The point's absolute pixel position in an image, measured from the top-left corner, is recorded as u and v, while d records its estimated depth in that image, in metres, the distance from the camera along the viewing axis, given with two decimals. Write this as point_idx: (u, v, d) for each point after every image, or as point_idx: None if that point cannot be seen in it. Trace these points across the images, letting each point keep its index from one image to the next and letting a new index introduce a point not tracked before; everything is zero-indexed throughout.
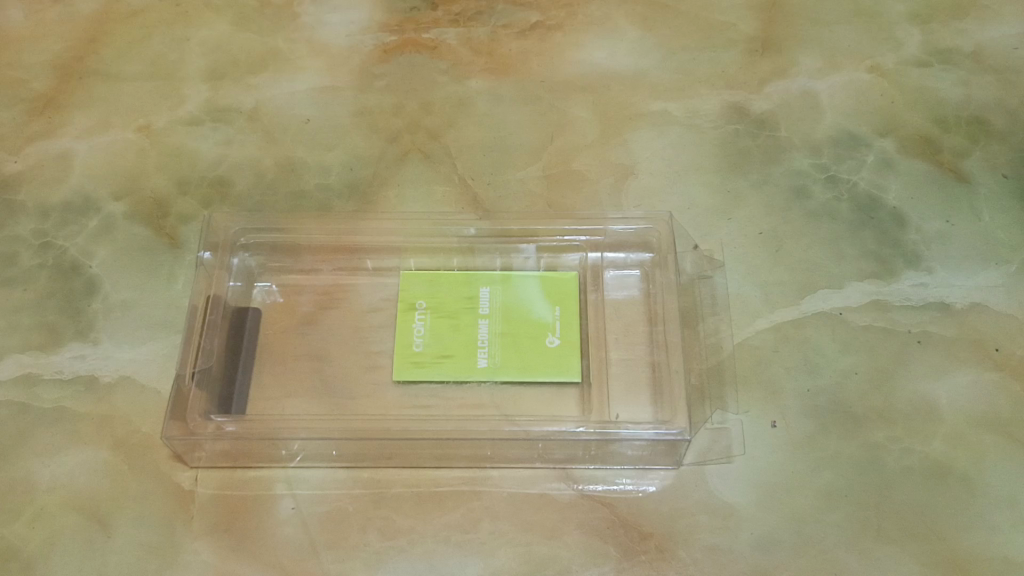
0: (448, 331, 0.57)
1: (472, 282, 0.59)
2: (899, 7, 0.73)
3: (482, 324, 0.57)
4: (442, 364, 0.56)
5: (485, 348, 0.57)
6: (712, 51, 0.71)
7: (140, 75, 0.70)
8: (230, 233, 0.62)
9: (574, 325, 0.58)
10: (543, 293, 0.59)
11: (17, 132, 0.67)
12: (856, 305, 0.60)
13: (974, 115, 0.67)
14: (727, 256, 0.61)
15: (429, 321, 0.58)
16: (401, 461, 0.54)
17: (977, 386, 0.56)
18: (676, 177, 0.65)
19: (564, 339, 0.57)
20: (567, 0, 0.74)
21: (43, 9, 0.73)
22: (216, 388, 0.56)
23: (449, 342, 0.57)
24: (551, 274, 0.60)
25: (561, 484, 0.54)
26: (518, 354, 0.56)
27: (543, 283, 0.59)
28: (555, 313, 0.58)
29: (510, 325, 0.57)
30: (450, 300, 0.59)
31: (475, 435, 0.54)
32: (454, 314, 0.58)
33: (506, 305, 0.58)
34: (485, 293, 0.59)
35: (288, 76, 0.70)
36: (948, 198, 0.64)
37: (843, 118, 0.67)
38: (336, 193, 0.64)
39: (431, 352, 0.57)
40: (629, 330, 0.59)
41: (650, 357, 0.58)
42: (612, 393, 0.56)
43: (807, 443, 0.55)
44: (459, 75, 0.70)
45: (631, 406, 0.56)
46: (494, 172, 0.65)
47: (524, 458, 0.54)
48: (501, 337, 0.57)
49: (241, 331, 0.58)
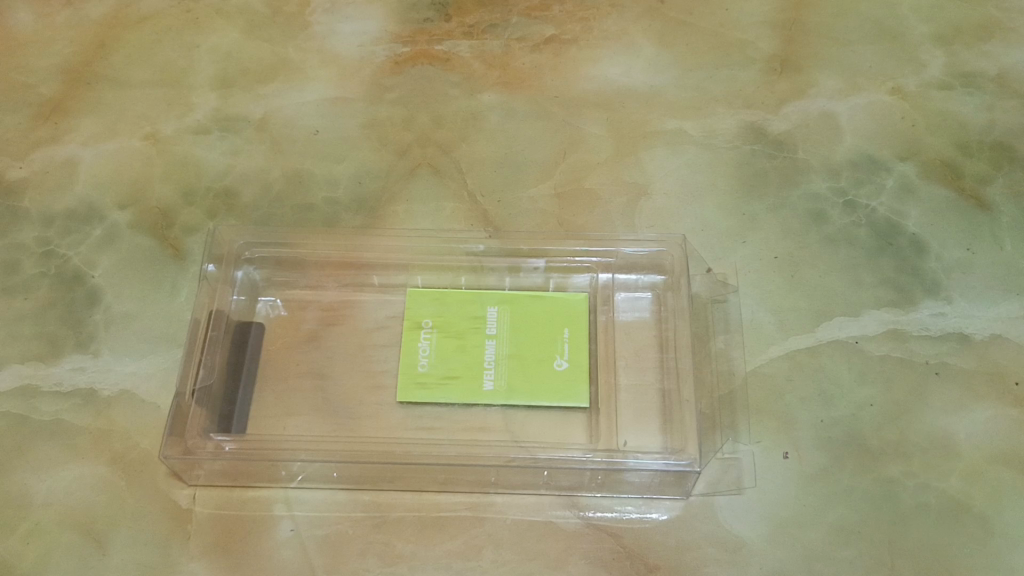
0: (454, 352, 0.56)
1: (481, 301, 0.58)
2: (922, 28, 0.71)
3: (489, 345, 0.56)
4: (447, 386, 0.55)
5: (491, 370, 0.55)
6: (730, 70, 0.69)
7: (148, 81, 0.69)
8: (236, 248, 0.61)
9: (584, 349, 0.56)
10: (552, 315, 0.58)
11: (23, 138, 0.66)
12: (873, 334, 0.58)
13: (997, 140, 0.66)
14: (741, 280, 0.60)
15: (435, 341, 0.57)
16: (404, 485, 0.53)
17: (997, 422, 0.55)
18: (690, 199, 0.63)
19: (572, 363, 0.56)
20: (583, 14, 0.72)
21: (53, 13, 0.72)
22: (216, 406, 0.55)
23: (455, 363, 0.56)
24: (560, 294, 0.59)
25: (567, 511, 0.53)
26: (526, 378, 0.55)
27: (553, 304, 0.58)
28: (564, 336, 0.57)
29: (518, 347, 0.56)
30: (457, 320, 0.57)
31: (479, 461, 0.53)
32: (460, 334, 0.57)
33: (515, 326, 0.57)
34: (493, 313, 0.58)
35: (298, 86, 0.69)
36: (969, 225, 0.62)
37: (863, 140, 0.66)
38: (344, 206, 0.63)
39: (436, 373, 0.55)
40: (639, 354, 0.57)
41: (660, 383, 0.56)
42: (622, 419, 0.55)
43: (820, 476, 0.53)
44: (472, 89, 0.68)
45: (640, 434, 0.54)
46: (505, 188, 0.64)
47: (528, 484, 0.53)
48: (508, 359, 0.56)
49: (243, 348, 0.57)
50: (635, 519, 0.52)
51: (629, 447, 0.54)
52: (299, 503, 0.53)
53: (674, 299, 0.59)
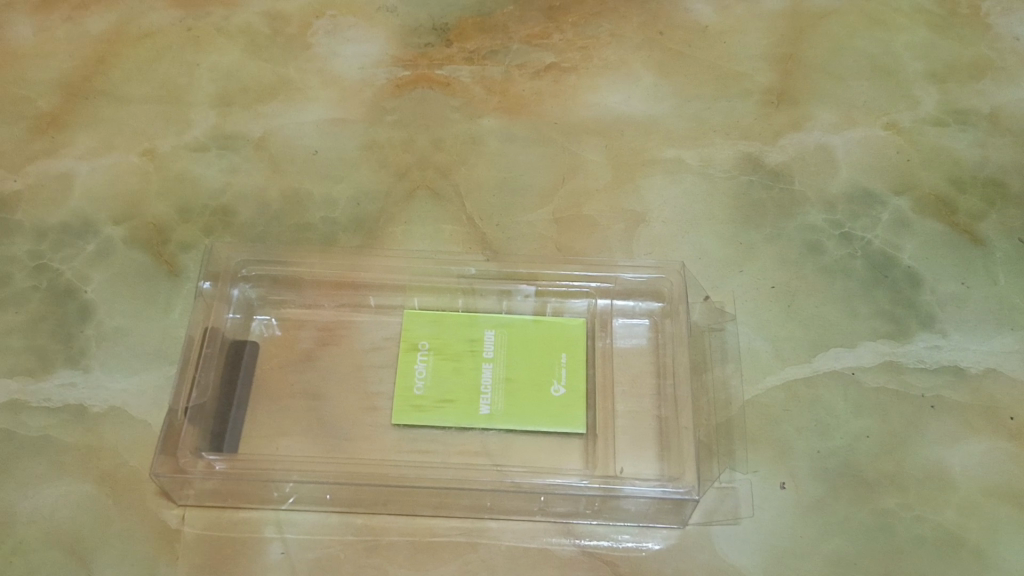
0: (450, 375, 0.56)
1: (477, 324, 0.58)
2: (917, 65, 0.72)
3: (487, 368, 0.56)
4: (444, 407, 0.55)
5: (488, 394, 0.55)
6: (727, 102, 0.70)
7: (147, 97, 0.69)
8: (231, 265, 0.61)
9: (581, 374, 0.56)
10: (550, 339, 0.57)
11: (18, 151, 0.66)
12: (869, 365, 0.58)
13: (990, 177, 0.67)
14: (738, 309, 0.60)
15: (431, 363, 0.56)
16: (397, 508, 0.52)
17: (991, 456, 0.55)
18: (688, 227, 0.64)
19: (569, 388, 0.55)
20: (583, 43, 0.73)
21: (52, 27, 0.72)
22: (208, 424, 0.54)
23: (451, 386, 0.55)
24: (557, 318, 0.59)
25: (562, 538, 0.52)
26: (523, 402, 0.55)
27: (551, 328, 0.58)
28: (561, 360, 0.56)
29: (515, 370, 0.56)
30: (454, 342, 0.57)
31: (475, 485, 0.52)
32: (457, 356, 0.56)
33: (512, 349, 0.57)
34: (491, 336, 0.57)
35: (297, 106, 0.69)
36: (963, 260, 0.63)
37: (859, 174, 0.66)
38: (341, 227, 0.63)
39: (433, 395, 0.55)
40: (636, 381, 0.57)
41: (657, 410, 0.56)
42: (619, 445, 0.55)
43: (816, 507, 0.53)
44: (472, 113, 0.69)
45: (637, 460, 0.54)
46: (504, 213, 0.64)
47: (523, 510, 0.52)
48: (505, 382, 0.55)
49: (236, 365, 0.57)
50: (631, 547, 0.52)
51: (626, 474, 0.53)
52: (291, 526, 0.52)
53: (672, 325, 0.59)
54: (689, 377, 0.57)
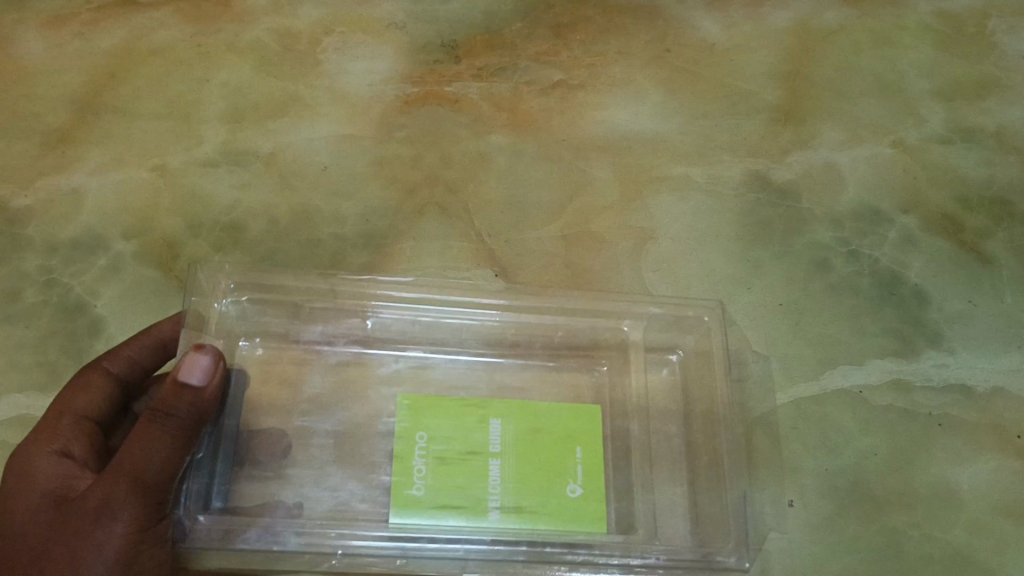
0: (456, 479, 0.52)
1: (484, 407, 0.55)
2: (922, 84, 0.72)
3: (493, 464, 0.53)
4: (453, 474, 0.52)
5: (496, 492, 0.52)
6: (735, 119, 0.70)
7: (158, 113, 0.69)
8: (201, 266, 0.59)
9: (597, 475, 0.54)
10: (569, 430, 0.55)
11: (29, 166, 0.67)
12: (877, 383, 0.59)
13: (997, 195, 0.67)
14: (745, 328, 0.61)
15: (430, 463, 0.53)
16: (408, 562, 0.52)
17: (997, 475, 0.56)
18: (696, 245, 0.64)
19: (586, 489, 0.53)
20: (591, 60, 0.73)
21: (62, 43, 0.73)
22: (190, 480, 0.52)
23: (451, 488, 0.52)
24: (574, 406, 0.56)
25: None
26: (534, 482, 0.53)
27: (569, 416, 0.55)
28: (578, 456, 0.54)
29: (524, 459, 0.53)
30: (458, 440, 0.54)
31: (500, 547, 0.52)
32: (462, 458, 0.53)
33: (519, 440, 0.54)
34: (496, 425, 0.54)
35: (307, 122, 0.69)
36: (970, 279, 0.63)
37: (866, 193, 0.67)
38: (351, 243, 0.64)
39: (431, 499, 0.52)
40: (675, 421, 0.58)
41: (694, 456, 0.57)
42: (659, 516, 0.55)
43: (825, 525, 0.54)
44: (480, 130, 0.69)
45: (682, 520, 0.55)
46: (511, 230, 0.64)
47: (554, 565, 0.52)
48: (512, 478, 0.53)
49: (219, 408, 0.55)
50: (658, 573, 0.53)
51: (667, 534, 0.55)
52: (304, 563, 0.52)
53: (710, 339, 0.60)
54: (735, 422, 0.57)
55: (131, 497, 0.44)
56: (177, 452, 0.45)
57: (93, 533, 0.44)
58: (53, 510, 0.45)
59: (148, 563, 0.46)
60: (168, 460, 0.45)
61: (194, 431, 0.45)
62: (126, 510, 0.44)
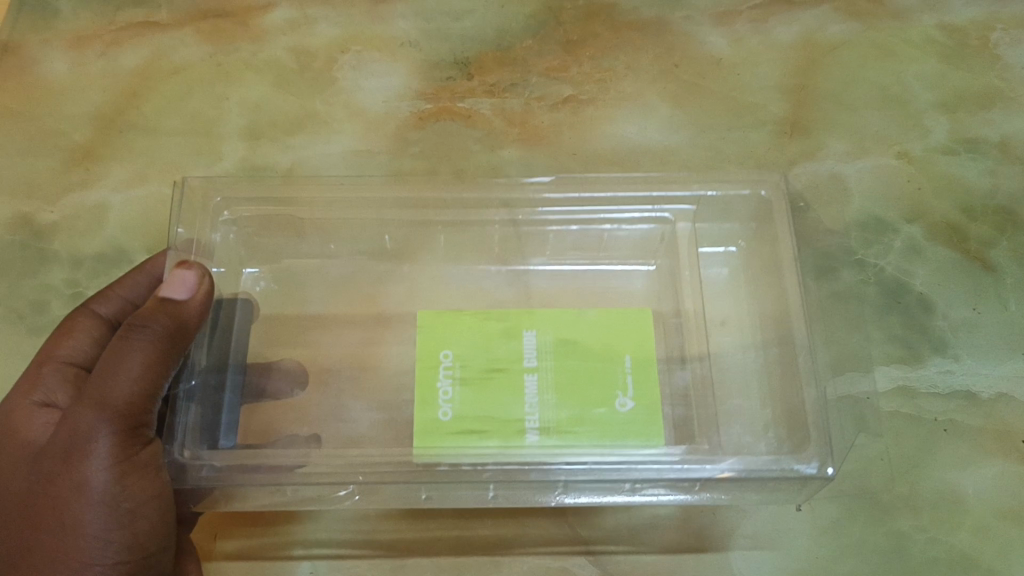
0: (482, 399, 0.57)
1: (512, 324, 0.60)
2: (927, 95, 0.73)
3: (530, 377, 0.57)
4: (480, 417, 0.56)
5: (535, 402, 0.56)
6: (741, 131, 0.71)
7: (178, 130, 0.72)
8: (226, 200, 0.65)
9: (647, 385, 0.57)
10: (619, 334, 0.59)
11: (55, 182, 0.69)
12: (881, 391, 0.60)
13: (1000, 205, 0.68)
14: (755, 336, 0.61)
15: (456, 385, 0.57)
16: (439, 501, 0.54)
17: (1003, 479, 0.57)
18: (705, 260, 0.65)
19: (636, 400, 0.57)
20: (600, 75, 0.74)
21: (86, 62, 0.75)
22: (195, 406, 0.58)
23: (479, 411, 0.56)
24: (623, 312, 0.61)
25: (594, 496, 0.54)
26: (580, 390, 0.57)
27: (619, 324, 0.60)
28: (626, 365, 0.58)
29: (564, 369, 0.58)
30: (483, 361, 0.58)
31: (529, 476, 0.54)
32: (486, 379, 0.57)
33: (558, 349, 0.58)
34: (531, 336, 0.59)
35: (323, 138, 0.71)
36: (974, 287, 0.64)
37: (871, 203, 0.68)
38: (370, 257, 0.67)
39: (458, 421, 0.56)
40: (735, 332, 0.62)
41: (736, 389, 0.60)
42: (728, 423, 0.58)
43: (832, 529, 0.56)
44: (492, 144, 0.71)
45: (751, 436, 0.58)
46: (520, 241, 0.67)
47: (604, 488, 0.54)
48: (553, 387, 0.57)
49: (224, 345, 0.62)
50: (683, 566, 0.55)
51: (737, 448, 0.57)
52: (326, 502, 0.54)
53: (756, 250, 0.65)
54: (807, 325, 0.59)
55: (101, 423, 0.48)
56: (150, 370, 0.50)
57: (77, 469, 0.48)
58: (38, 460, 0.49)
59: (138, 495, 0.49)
60: (144, 378, 0.49)
61: (165, 348, 0.51)
62: (104, 436, 0.48)
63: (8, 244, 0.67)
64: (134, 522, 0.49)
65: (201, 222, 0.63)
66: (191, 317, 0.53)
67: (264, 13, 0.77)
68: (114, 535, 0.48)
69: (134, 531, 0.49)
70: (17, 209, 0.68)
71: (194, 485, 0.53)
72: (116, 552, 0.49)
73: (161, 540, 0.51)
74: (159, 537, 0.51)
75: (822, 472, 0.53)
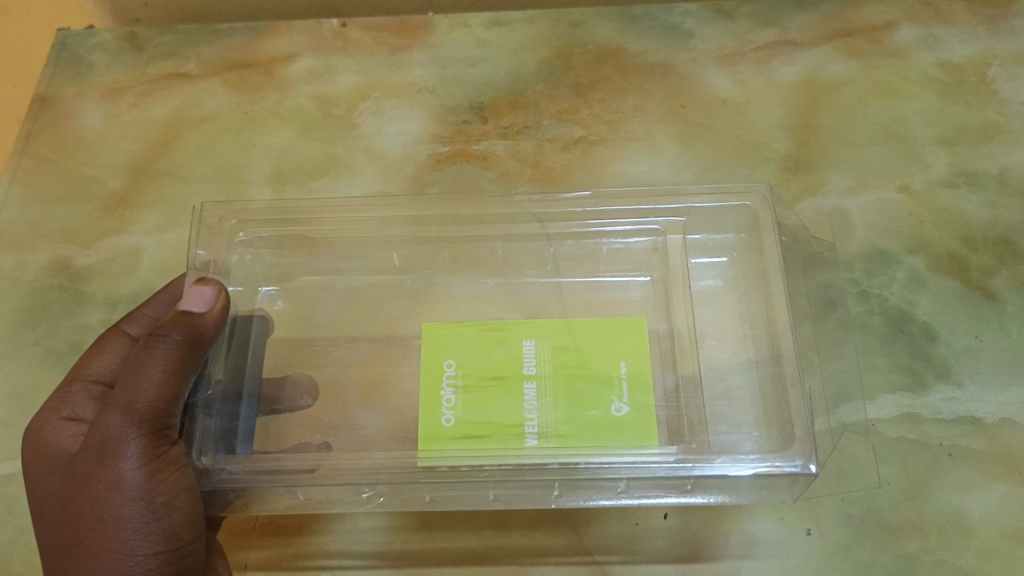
0: (480, 404, 0.60)
1: (515, 335, 0.63)
2: (926, 130, 0.76)
3: (528, 386, 0.60)
4: (478, 427, 0.59)
5: (534, 408, 0.59)
6: (747, 168, 0.74)
7: (208, 176, 0.75)
8: (240, 222, 0.68)
9: (640, 391, 0.60)
10: (620, 345, 0.62)
11: (91, 227, 0.73)
12: (888, 417, 0.62)
13: (1000, 235, 0.70)
14: (750, 371, 0.62)
15: (457, 392, 0.60)
16: (442, 502, 0.57)
17: (1009, 502, 0.58)
18: (706, 299, 0.66)
19: (632, 405, 0.59)
20: (610, 116, 0.77)
21: (121, 113, 0.79)
22: (216, 414, 0.60)
23: (478, 416, 0.59)
24: (619, 320, 0.63)
25: (594, 500, 0.57)
26: (575, 396, 0.59)
27: (619, 334, 0.62)
28: (622, 371, 0.61)
29: (559, 376, 0.60)
30: (481, 368, 0.61)
31: (527, 475, 0.56)
32: (483, 385, 0.60)
33: (553, 358, 0.61)
34: (531, 346, 0.62)
35: (345, 181, 0.74)
36: (977, 316, 0.66)
37: (874, 235, 0.70)
38: (390, 291, 0.69)
39: (458, 427, 0.59)
40: (724, 335, 0.64)
41: (720, 399, 0.62)
42: (715, 420, 0.61)
43: (841, 551, 0.57)
44: (507, 185, 0.73)
45: (738, 434, 0.60)
46: (525, 270, 0.69)
47: (599, 487, 0.56)
48: (549, 394, 0.60)
49: (244, 357, 0.64)
50: None
51: (726, 447, 0.59)
52: (345, 504, 0.57)
53: (745, 259, 0.67)
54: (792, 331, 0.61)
55: (130, 427, 0.51)
56: (172, 375, 0.53)
57: (111, 470, 0.51)
58: (74, 468, 0.52)
59: (170, 489, 0.52)
60: (166, 384, 0.52)
61: (186, 354, 0.53)
62: (133, 437, 0.51)
63: (49, 287, 0.70)
64: (169, 515, 0.52)
65: (218, 243, 0.67)
66: (210, 327, 0.55)
67: (288, 63, 0.81)
68: (151, 527, 0.51)
69: (169, 523, 0.52)
70: (56, 253, 0.72)
71: (212, 487, 0.56)
72: (154, 543, 0.51)
73: (195, 532, 0.53)
74: (193, 528, 0.53)
75: (807, 469, 0.55)
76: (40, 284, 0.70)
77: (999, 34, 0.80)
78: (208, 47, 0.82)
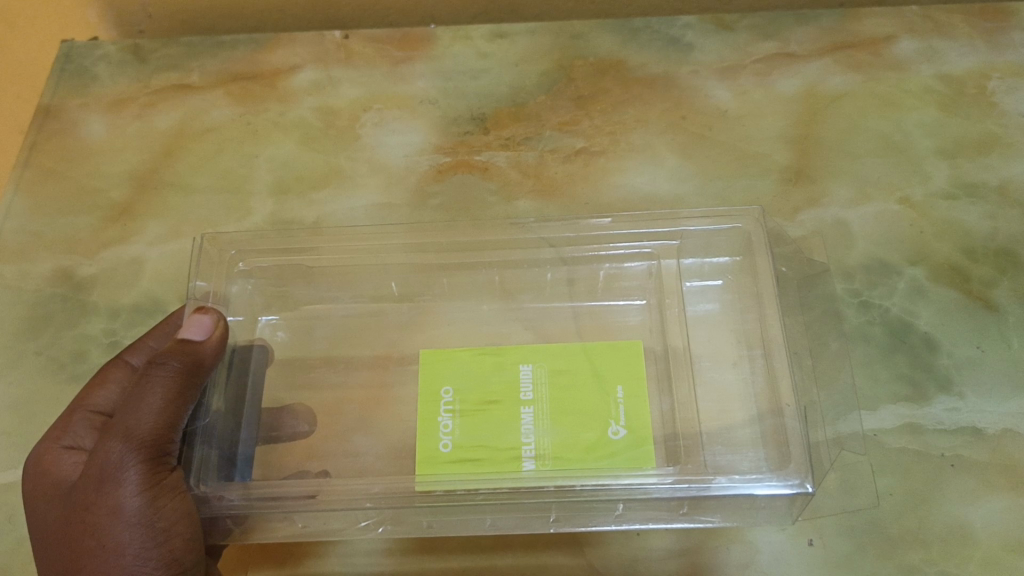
0: (476, 427, 0.60)
1: (515, 360, 0.63)
2: (927, 142, 0.76)
3: (525, 410, 0.61)
4: (474, 450, 0.59)
5: (529, 432, 0.60)
6: (748, 179, 0.74)
7: (210, 187, 0.76)
8: (239, 253, 0.68)
9: (638, 413, 0.60)
10: (618, 370, 0.62)
11: (93, 237, 0.73)
12: (890, 427, 0.62)
13: (1001, 246, 0.70)
14: (745, 388, 0.63)
15: (454, 417, 0.61)
16: (440, 529, 0.57)
17: (1010, 514, 0.58)
18: (703, 318, 0.66)
19: (628, 429, 0.60)
20: (611, 128, 0.78)
21: (123, 124, 0.80)
22: (215, 444, 0.61)
23: (476, 438, 0.60)
24: (617, 347, 0.64)
25: (595, 525, 0.56)
26: (569, 418, 0.60)
27: (616, 360, 0.63)
28: (619, 395, 0.61)
29: (553, 402, 0.61)
30: (477, 392, 0.62)
31: (522, 497, 0.56)
32: (479, 409, 0.61)
33: (549, 383, 0.62)
34: (526, 370, 0.63)
35: (346, 193, 0.74)
36: (979, 326, 0.66)
37: (875, 246, 0.70)
38: (391, 306, 0.70)
39: (456, 451, 0.60)
40: (716, 355, 0.64)
41: (719, 415, 0.62)
42: (711, 442, 0.60)
43: (842, 563, 0.57)
44: (508, 196, 0.74)
45: (733, 453, 0.60)
46: (526, 285, 0.70)
47: (597, 510, 0.56)
48: (546, 419, 0.60)
49: (243, 389, 0.65)
50: None
51: (722, 467, 0.59)
52: (349, 533, 0.56)
53: (740, 282, 0.68)
54: (788, 355, 0.62)
55: (129, 453, 0.51)
56: (171, 403, 0.53)
57: (112, 496, 0.51)
58: (75, 497, 0.52)
59: (170, 515, 0.52)
60: (165, 410, 0.53)
61: (184, 383, 0.54)
62: (132, 464, 0.51)
63: (51, 296, 0.70)
64: (170, 540, 0.52)
65: (216, 274, 0.67)
66: (209, 356, 0.56)
67: (290, 75, 0.82)
68: (151, 553, 0.51)
69: (169, 549, 0.52)
70: (58, 263, 0.72)
71: (211, 514, 0.55)
72: (154, 570, 0.51)
73: (197, 557, 0.53)
74: (194, 554, 0.53)
75: (804, 488, 0.54)
76: (43, 294, 0.70)
77: (998, 47, 0.81)
78: (212, 59, 0.83)
